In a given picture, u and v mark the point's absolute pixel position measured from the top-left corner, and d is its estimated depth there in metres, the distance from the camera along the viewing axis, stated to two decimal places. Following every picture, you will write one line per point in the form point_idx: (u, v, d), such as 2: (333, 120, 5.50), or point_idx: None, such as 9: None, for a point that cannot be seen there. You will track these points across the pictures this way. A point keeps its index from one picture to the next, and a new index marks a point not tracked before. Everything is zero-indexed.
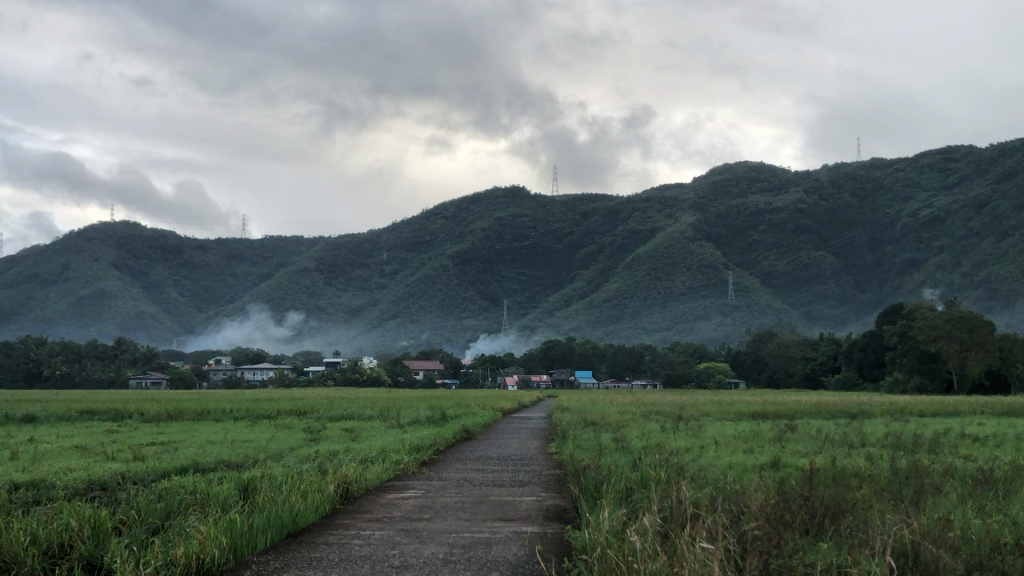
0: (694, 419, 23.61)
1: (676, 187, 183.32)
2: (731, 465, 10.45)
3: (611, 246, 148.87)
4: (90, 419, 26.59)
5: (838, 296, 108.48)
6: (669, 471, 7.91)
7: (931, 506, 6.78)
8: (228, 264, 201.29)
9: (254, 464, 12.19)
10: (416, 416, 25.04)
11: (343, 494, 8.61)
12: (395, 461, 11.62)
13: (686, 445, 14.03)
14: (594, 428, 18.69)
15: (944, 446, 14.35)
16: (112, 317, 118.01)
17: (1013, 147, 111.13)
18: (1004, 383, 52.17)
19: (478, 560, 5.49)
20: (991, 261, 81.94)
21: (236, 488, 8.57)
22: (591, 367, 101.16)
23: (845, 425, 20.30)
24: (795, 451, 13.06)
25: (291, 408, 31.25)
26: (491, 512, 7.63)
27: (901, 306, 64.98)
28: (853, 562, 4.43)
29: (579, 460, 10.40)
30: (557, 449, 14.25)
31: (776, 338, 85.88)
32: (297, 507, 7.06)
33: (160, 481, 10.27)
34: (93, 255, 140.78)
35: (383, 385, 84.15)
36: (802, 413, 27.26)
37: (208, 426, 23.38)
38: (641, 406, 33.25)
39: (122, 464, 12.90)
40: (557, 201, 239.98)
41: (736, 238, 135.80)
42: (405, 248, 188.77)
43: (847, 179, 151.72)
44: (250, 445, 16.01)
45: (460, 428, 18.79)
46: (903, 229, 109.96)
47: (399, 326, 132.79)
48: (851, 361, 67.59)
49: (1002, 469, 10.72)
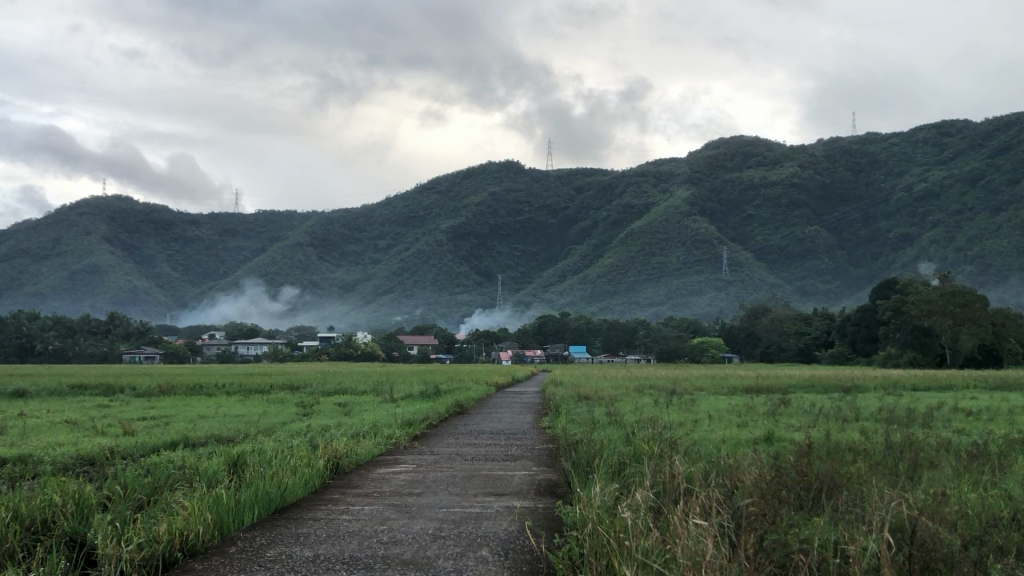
0: (688, 393, 23.59)
1: (670, 162, 182.78)
2: (723, 439, 10.40)
3: (605, 222, 148.77)
4: (81, 393, 26.42)
5: (832, 270, 108.35)
6: (662, 445, 7.87)
7: (927, 479, 6.76)
8: (220, 239, 200.26)
9: (247, 438, 12.12)
10: (409, 390, 24.91)
11: (333, 468, 8.51)
12: (387, 436, 11.51)
13: (680, 418, 14.00)
14: (587, 402, 18.81)
15: (935, 420, 14.40)
16: (106, 292, 117.63)
17: (1009, 121, 111.25)
18: (996, 357, 52.41)
19: (467, 537, 5.40)
20: (985, 235, 81.88)
21: (225, 463, 8.53)
22: (585, 342, 100.69)
23: (839, 400, 20.35)
24: (788, 426, 12.96)
25: (285, 383, 31.24)
26: (482, 486, 7.56)
27: (895, 281, 64.87)
28: (855, 539, 4.29)
29: (572, 436, 10.29)
30: (551, 422, 14.19)
31: (770, 313, 86.07)
32: (285, 483, 6.98)
33: (150, 456, 10.14)
34: (85, 230, 140.03)
35: (377, 360, 84.23)
36: (795, 387, 27.30)
37: (200, 400, 23.24)
38: (636, 380, 33.34)
39: (112, 439, 12.79)
40: (551, 175, 239.31)
41: (731, 212, 135.50)
42: (399, 223, 188.07)
43: (841, 154, 151.50)
44: (241, 420, 15.89)
45: (453, 403, 18.74)
46: (898, 204, 110.20)
47: (393, 301, 132.62)
48: (845, 336, 67.67)
49: (997, 443, 10.64)
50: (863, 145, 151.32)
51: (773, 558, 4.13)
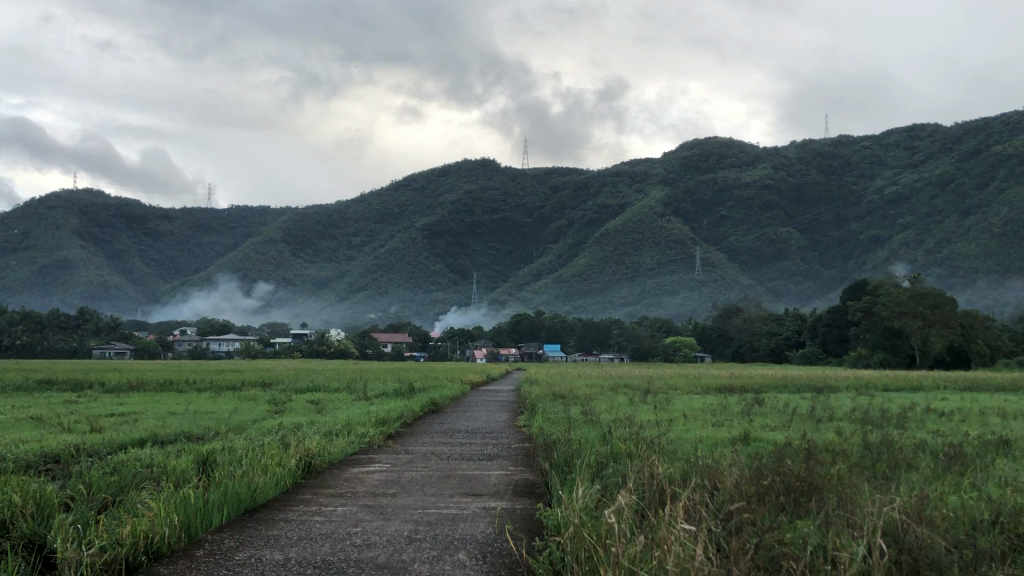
0: (662, 392, 23.57)
1: (645, 161, 183.33)
2: (701, 439, 10.29)
3: (581, 221, 149.15)
4: (49, 389, 26.02)
5: (803, 272, 109.26)
6: (640, 446, 7.73)
7: (907, 482, 6.70)
8: (193, 235, 198.44)
9: (216, 437, 11.87)
10: (383, 387, 24.92)
11: (305, 469, 8.31)
12: (360, 434, 11.31)
13: (656, 417, 13.94)
14: (561, 400, 18.78)
15: (913, 421, 14.35)
16: (76, 287, 116.07)
17: (978, 125, 112.62)
18: (964, 359, 52.91)
19: (444, 539, 5.23)
20: (955, 237, 82.60)
21: (194, 462, 8.27)
22: (559, 341, 100.85)
23: (813, 399, 20.36)
24: (763, 426, 12.89)
25: (259, 379, 30.70)
26: (458, 486, 7.40)
27: (866, 282, 65.28)
28: (846, 543, 4.21)
29: (549, 435, 10.12)
30: (526, 421, 14.11)
31: (742, 313, 86.61)
32: (256, 483, 6.78)
33: (116, 454, 9.89)
34: (55, 222, 137.93)
35: (350, 358, 83.88)
36: (767, 386, 27.41)
37: (170, 397, 22.96)
38: (611, 378, 33.27)
39: (79, 435, 12.54)
40: (526, 173, 239.51)
41: (705, 214, 136.07)
42: (374, 220, 187.18)
43: (814, 157, 152.78)
44: (212, 417, 15.70)
45: (428, 401, 18.64)
46: (869, 207, 111.29)
47: (366, 298, 132.00)
48: (816, 336, 68.10)
49: (975, 446, 10.56)
50: (836, 148, 152.64)
51: (759, 562, 4.02)
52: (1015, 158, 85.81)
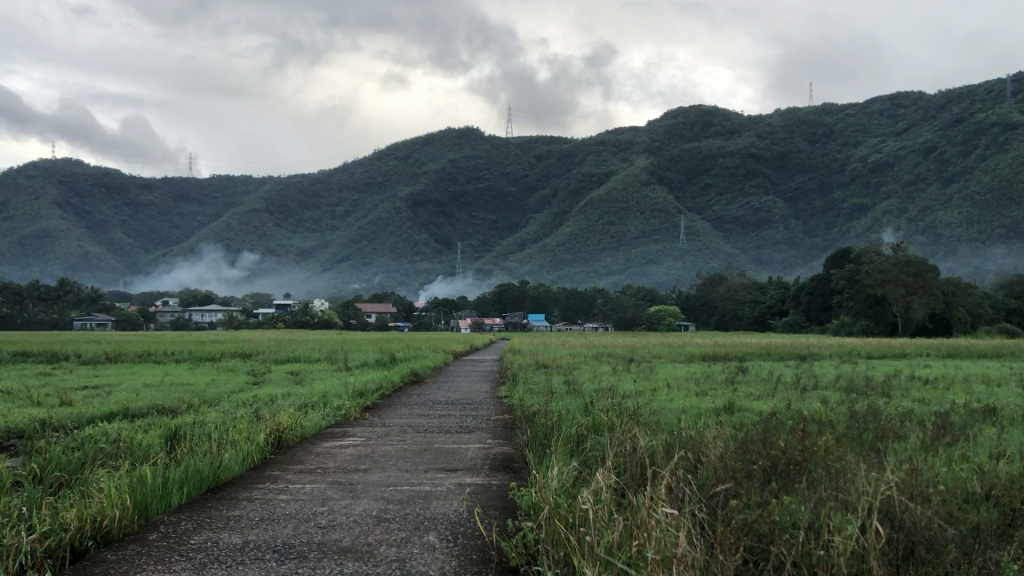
0: (646, 360, 23.65)
1: (629, 129, 181.89)
2: (684, 409, 10.05)
3: (566, 190, 148.85)
4: (24, 362, 25.66)
5: (786, 240, 109.75)
6: (620, 417, 7.50)
7: (895, 452, 6.53)
8: (175, 205, 196.17)
9: (189, 409, 11.53)
10: (363, 358, 24.67)
11: (276, 442, 8.01)
12: (337, 407, 11.01)
13: (638, 386, 13.79)
14: (543, 369, 18.86)
15: (897, 388, 14.19)
16: (56, 258, 114.59)
17: (961, 93, 112.30)
18: (946, 326, 53.33)
19: (415, 519, 4.97)
20: (936, 205, 82.09)
21: (162, 437, 7.93)
22: (544, 311, 101.52)
23: (795, 367, 20.15)
24: (745, 394, 12.81)
25: (239, 351, 30.33)
26: (433, 460, 7.13)
27: (850, 249, 65.29)
28: (849, 528, 3.92)
29: (528, 407, 9.88)
30: (507, 391, 13.90)
31: (727, 281, 86.77)
32: (221, 461, 6.48)
33: (82, 429, 9.53)
34: (32, 192, 135.59)
35: (334, 328, 83.55)
36: (750, 354, 27.54)
37: (147, 368, 22.51)
38: (591, 347, 33.19)
39: (48, 408, 12.23)
40: (511, 141, 237.52)
41: (689, 182, 136.09)
42: (356, 188, 185.39)
43: (799, 124, 151.73)
44: (186, 389, 15.35)
45: (408, 371, 18.41)
46: (852, 174, 111.35)
47: (349, 267, 131.09)
48: (799, 305, 68.31)
49: (959, 414, 10.38)
50: (820, 116, 152.03)
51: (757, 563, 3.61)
52: (995, 124, 85.02)
